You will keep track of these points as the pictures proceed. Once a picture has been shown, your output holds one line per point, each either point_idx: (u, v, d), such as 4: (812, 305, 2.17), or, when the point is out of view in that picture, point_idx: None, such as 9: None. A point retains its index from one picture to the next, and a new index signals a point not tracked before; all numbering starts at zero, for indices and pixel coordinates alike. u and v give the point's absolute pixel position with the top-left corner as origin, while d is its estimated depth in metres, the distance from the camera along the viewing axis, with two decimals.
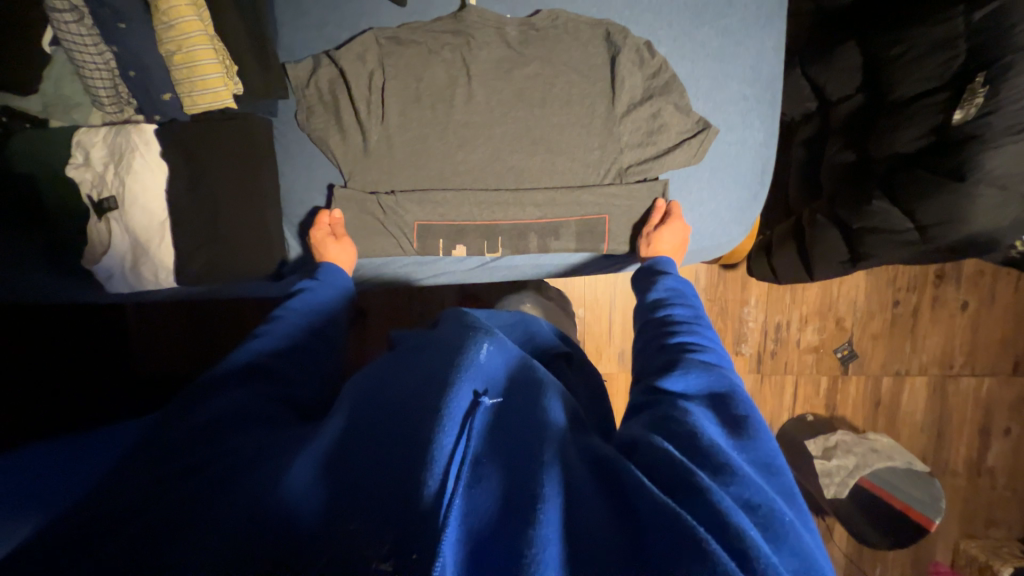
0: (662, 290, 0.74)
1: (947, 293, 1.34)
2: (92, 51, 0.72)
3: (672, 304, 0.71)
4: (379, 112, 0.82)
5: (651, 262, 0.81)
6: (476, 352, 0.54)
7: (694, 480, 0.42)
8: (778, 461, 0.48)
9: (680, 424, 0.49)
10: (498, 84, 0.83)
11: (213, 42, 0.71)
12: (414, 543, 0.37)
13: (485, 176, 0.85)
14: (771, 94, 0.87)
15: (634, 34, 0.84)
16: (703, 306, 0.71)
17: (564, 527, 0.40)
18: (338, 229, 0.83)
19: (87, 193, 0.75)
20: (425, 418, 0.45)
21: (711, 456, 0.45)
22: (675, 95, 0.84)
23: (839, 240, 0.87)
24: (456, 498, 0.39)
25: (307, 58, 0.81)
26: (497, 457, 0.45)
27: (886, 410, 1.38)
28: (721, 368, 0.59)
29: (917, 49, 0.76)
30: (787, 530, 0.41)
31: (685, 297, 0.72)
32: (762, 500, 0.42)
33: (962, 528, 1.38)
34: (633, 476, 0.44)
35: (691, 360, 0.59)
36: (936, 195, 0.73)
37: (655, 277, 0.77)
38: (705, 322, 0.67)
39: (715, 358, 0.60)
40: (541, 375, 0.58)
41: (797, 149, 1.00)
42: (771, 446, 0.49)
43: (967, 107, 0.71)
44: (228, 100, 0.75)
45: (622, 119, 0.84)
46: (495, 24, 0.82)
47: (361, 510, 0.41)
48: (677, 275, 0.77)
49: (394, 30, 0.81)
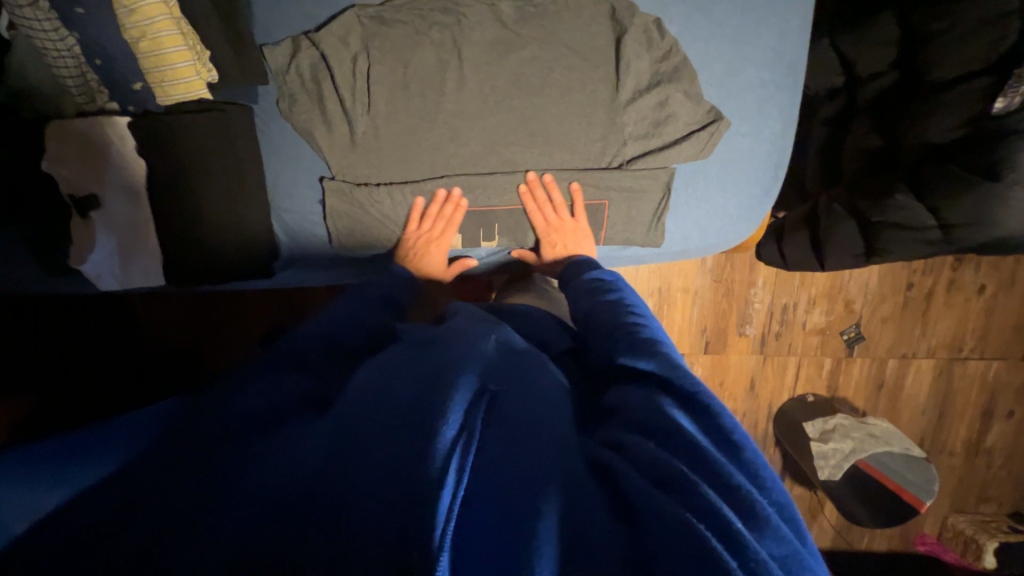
0: (594, 280, 0.75)
1: (964, 277, 1.30)
2: (53, 36, 0.68)
3: (604, 292, 0.72)
4: (366, 100, 0.77)
5: (574, 261, 0.81)
6: (484, 343, 0.57)
7: (676, 477, 0.42)
8: (738, 434, 0.47)
9: (650, 412, 0.48)
10: (493, 69, 0.77)
11: (179, 25, 0.69)
12: (414, 541, 0.35)
13: (480, 170, 0.80)
14: (792, 80, 0.80)
15: (642, 11, 0.76)
16: (631, 290, 0.74)
17: (563, 527, 0.38)
18: (451, 215, 0.81)
19: (65, 191, 0.72)
20: (426, 413, 0.44)
21: (684, 445, 0.44)
22: (685, 83, 0.77)
23: (854, 232, 0.81)
24: (462, 490, 0.40)
25: (286, 40, 0.75)
26: (504, 450, 0.44)
27: (889, 392, 1.37)
28: (662, 342, 0.61)
29: (963, 26, 0.68)
30: (764, 511, 0.40)
31: (614, 284, 0.74)
32: (739, 481, 0.42)
33: (954, 503, 1.41)
34: (632, 475, 0.43)
35: (631, 340, 0.60)
36: (964, 194, 0.68)
37: (586, 269, 0.78)
38: (638, 305, 0.70)
39: (654, 332, 0.63)
40: (543, 362, 0.58)
41: (819, 128, 0.92)
42: (729, 417, 0.48)
43: (1011, 95, 0.65)
44: (201, 89, 0.72)
45: (626, 108, 0.78)
46: (488, 1, 0.75)
47: (347, 502, 0.39)
48: (610, 270, 0.80)
49: (377, 8, 0.75)
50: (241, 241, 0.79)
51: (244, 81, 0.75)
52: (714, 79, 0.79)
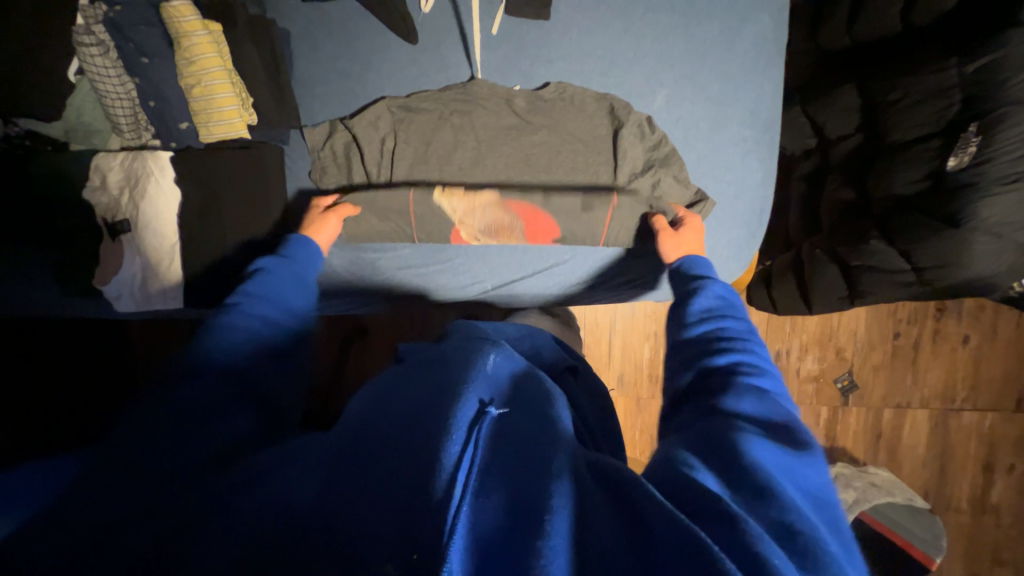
0: (709, 300, 0.71)
1: (948, 327, 1.34)
2: (115, 81, 0.77)
3: (719, 316, 0.68)
4: (388, 172, 0.85)
5: (681, 263, 0.79)
6: (482, 362, 0.54)
7: (725, 513, 0.39)
8: (827, 496, 0.45)
9: (728, 446, 0.46)
10: (502, 121, 0.86)
11: (231, 76, 0.77)
12: (416, 544, 0.36)
13: (488, 210, 0.86)
14: (769, 137, 0.89)
15: (636, 110, 0.87)
16: (750, 319, 0.68)
17: (573, 535, 0.39)
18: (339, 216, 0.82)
19: (103, 216, 0.79)
20: (429, 428, 0.44)
21: (751, 480, 0.43)
22: (674, 168, 0.87)
23: (835, 276, 0.87)
24: (464, 505, 0.39)
25: (324, 123, 0.84)
26: (510, 463, 0.43)
27: (887, 442, 1.37)
28: (775, 396, 0.56)
29: (913, 96, 0.79)
30: (835, 562, 0.37)
31: (732, 308, 0.69)
32: (805, 527, 0.39)
33: (965, 565, 1.36)
34: (650, 495, 0.42)
35: (743, 386, 0.56)
36: (931, 240, 0.74)
37: (698, 283, 0.74)
38: (756, 339, 0.64)
39: (769, 382, 0.57)
40: (548, 387, 0.57)
41: (798, 183, 1.01)
42: (825, 481, 0.46)
43: (961, 155, 0.73)
44: (241, 130, 0.79)
45: (626, 189, 0.86)
46: (500, 64, 0.86)
47: (363, 516, 0.39)
48: (722, 282, 0.74)
49: (405, 99, 0.84)
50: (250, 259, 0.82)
51: (277, 124, 0.82)
52: (700, 165, 0.89)
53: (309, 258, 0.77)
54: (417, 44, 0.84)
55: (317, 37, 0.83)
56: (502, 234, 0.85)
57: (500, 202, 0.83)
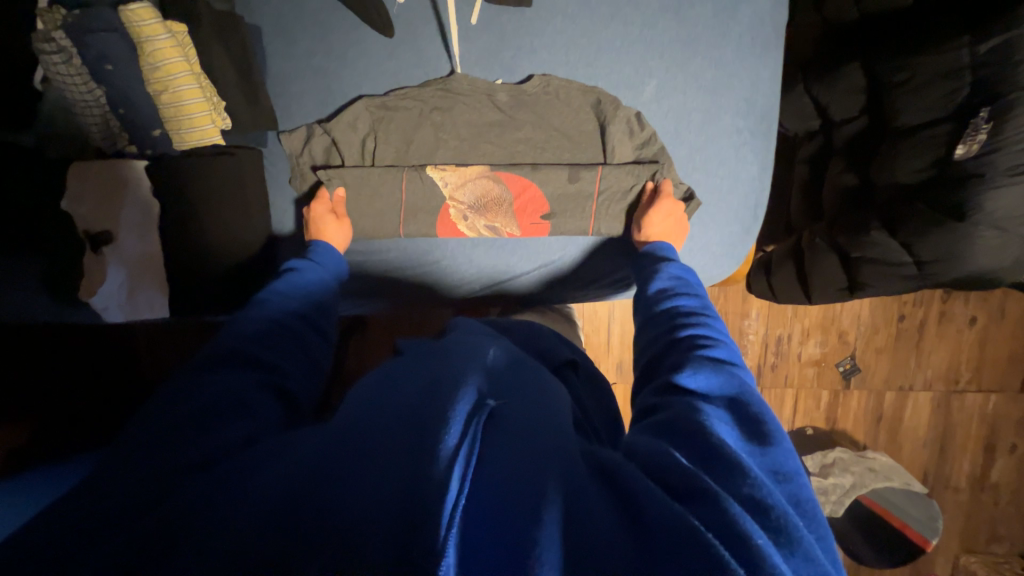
0: (665, 279, 0.73)
1: (955, 309, 1.31)
2: (83, 89, 0.76)
3: (676, 294, 0.70)
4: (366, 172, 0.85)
5: (650, 248, 0.80)
6: (486, 354, 0.56)
7: (701, 488, 0.39)
8: (788, 466, 0.44)
9: (692, 427, 0.46)
10: (485, 118, 0.83)
11: (199, 80, 0.76)
12: (414, 540, 0.34)
13: (474, 208, 0.85)
14: (766, 128, 0.85)
15: (625, 104, 0.83)
16: (708, 295, 0.69)
17: (565, 528, 0.37)
18: (340, 208, 0.83)
19: (82, 228, 0.80)
20: (426, 422, 0.42)
21: (720, 457, 0.42)
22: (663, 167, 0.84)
23: (835, 266, 0.84)
24: (461, 498, 0.37)
25: (301, 127, 0.82)
26: (507, 452, 0.41)
27: (888, 424, 1.36)
28: (732, 366, 0.56)
29: (921, 78, 0.74)
30: (799, 534, 0.38)
31: (690, 286, 0.71)
32: (774, 502, 0.39)
33: (963, 543, 1.38)
34: (645, 482, 0.41)
35: (698, 358, 0.56)
36: (936, 233, 0.72)
37: (657, 266, 0.76)
38: (713, 312, 0.66)
39: (726, 352, 0.58)
40: (533, 370, 0.56)
41: (800, 168, 0.97)
42: (786, 452, 0.46)
43: (970, 142, 0.69)
44: (215, 137, 0.79)
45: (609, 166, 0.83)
46: (481, 56, 0.82)
47: (354, 506, 0.37)
48: (680, 262, 0.76)
49: (384, 97, 0.82)
50: (239, 260, 0.83)
51: (256, 126, 0.81)
52: (692, 159, 0.86)
53: (334, 260, 0.80)
54: (393, 36, 0.80)
55: (291, 33, 0.80)
56: (490, 210, 0.85)
57: (491, 174, 0.83)
